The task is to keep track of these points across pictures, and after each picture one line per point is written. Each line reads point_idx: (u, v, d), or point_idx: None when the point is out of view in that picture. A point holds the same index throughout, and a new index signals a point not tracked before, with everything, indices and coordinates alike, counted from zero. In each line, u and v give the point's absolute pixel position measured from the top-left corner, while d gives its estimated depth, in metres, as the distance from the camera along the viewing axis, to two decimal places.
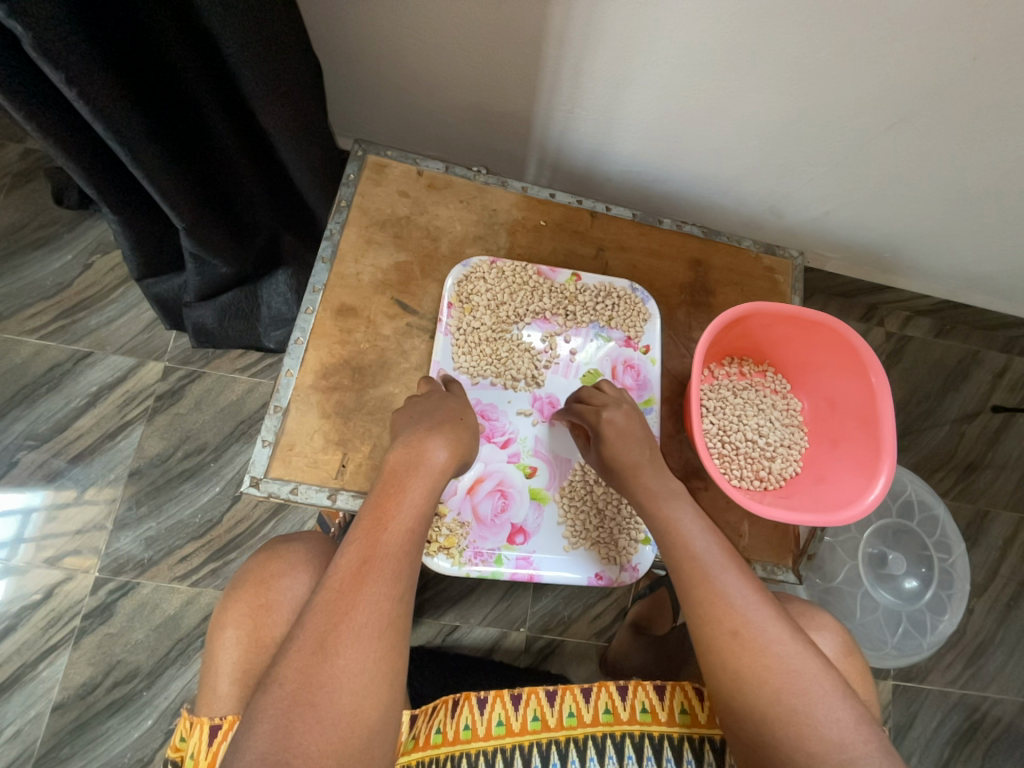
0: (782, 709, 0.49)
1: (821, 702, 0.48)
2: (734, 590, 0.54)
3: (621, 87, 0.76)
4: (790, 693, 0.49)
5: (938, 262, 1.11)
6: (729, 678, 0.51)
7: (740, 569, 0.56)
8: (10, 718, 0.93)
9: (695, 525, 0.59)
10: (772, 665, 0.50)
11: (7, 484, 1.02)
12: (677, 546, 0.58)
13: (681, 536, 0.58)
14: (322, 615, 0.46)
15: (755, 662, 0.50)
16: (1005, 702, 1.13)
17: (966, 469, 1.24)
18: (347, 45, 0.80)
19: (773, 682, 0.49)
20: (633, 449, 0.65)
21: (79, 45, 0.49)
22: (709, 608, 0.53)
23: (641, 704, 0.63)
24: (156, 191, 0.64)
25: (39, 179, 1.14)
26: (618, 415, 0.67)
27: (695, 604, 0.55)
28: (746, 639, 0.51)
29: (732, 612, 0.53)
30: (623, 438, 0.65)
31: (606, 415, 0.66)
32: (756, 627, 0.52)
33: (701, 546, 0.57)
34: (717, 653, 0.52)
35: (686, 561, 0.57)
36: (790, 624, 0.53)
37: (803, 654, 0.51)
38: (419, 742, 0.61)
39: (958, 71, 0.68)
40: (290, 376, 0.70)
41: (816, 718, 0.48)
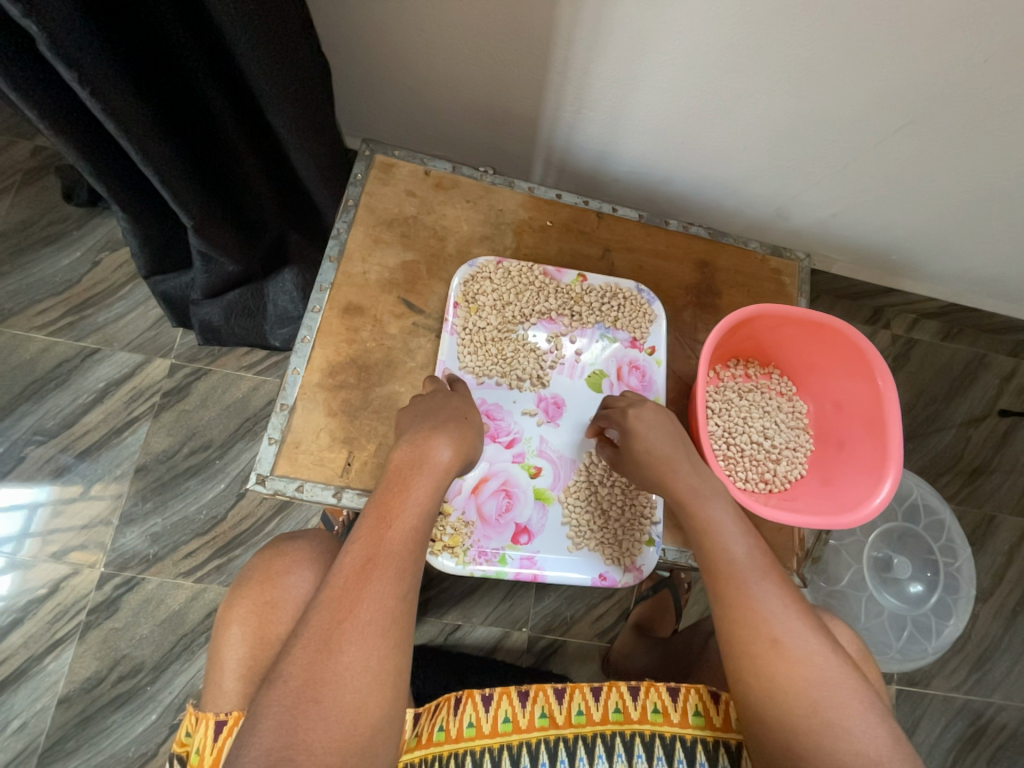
0: (815, 720, 0.48)
1: (856, 715, 0.48)
2: (773, 598, 0.53)
3: (628, 88, 0.76)
4: (826, 705, 0.49)
5: (945, 265, 1.11)
6: (763, 686, 0.51)
7: (777, 577, 0.55)
8: (15, 711, 0.94)
9: (735, 529, 0.58)
10: (809, 676, 0.50)
11: (15, 479, 1.03)
12: (712, 548, 0.57)
13: (718, 538, 0.57)
14: (326, 612, 0.47)
15: (793, 672, 0.50)
16: (1010, 708, 1.12)
17: (972, 474, 1.23)
18: (355, 45, 0.80)
19: (811, 693, 0.49)
20: (665, 443, 0.64)
21: (91, 43, 0.49)
22: (749, 615, 0.53)
23: (652, 704, 0.62)
24: (165, 190, 0.65)
25: (48, 177, 1.15)
26: (646, 412, 0.67)
27: (733, 610, 0.54)
28: (785, 649, 0.51)
29: (772, 621, 0.52)
30: (653, 432, 0.65)
31: (633, 411, 0.66)
32: (796, 638, 0.51)
33: (741, 551, 0.56)
34: (752, 660, 0.52)
35: (725, 565, 0.56)
36: (826, 635, 0.53)
37: (839, 667, 0.51)
38: (422, 740, 0.61)
39: (967, 73, 0.67)
40: (297, 374, 0.70)
41: (851, 731, 0.48)
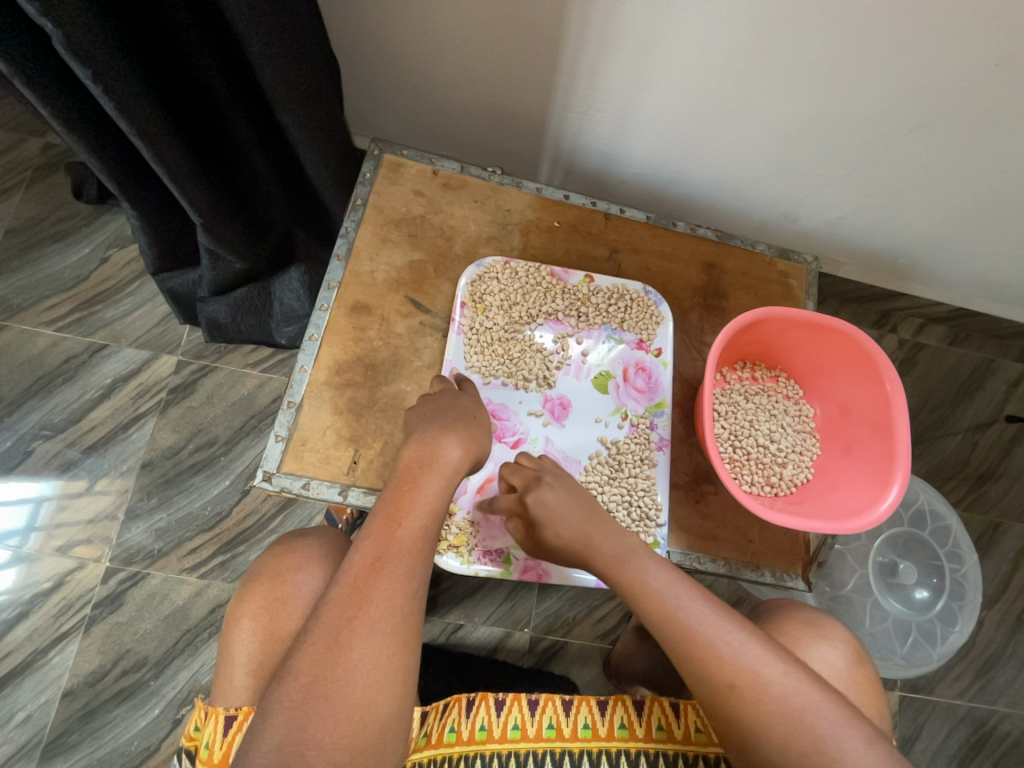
0: (792, 754, 0.47)
1: (829, 736, 0.47)
2: (718, 640, 0.52)
3: (636, 89, 0.76)
4: (799, 735, 0.47)
5: (953, 269, 1.10)
6: (738, 728, 0.50)
7: (715, 611, 0.54)
8: (20, 704, 0.94)
9: (661, 577, 0.57)
10: (774, 711, 0.49)
11: (21, 474, 1.04)
12: (645, 606, 0.56)
13: (646, 590, 0.56)
14: (337, 609, 0.47)
15: (758, 711, 0.49)
16: (1013, 716, 1.12)
17: (978, 479, 1.23)
18: (364, 44, 0.80)
19: (781, 727, 0.48)
20: (573, 519, 0.62)
21: (107, 43, 0.50)
22: (698, 663, 0.52)
23: (657, 722, 0.62)
24: (176, 187, 0.65)
25: (58, 174, 1.16)
26: (546, 491, 0.63)
27: (683, 662, 0.52)
28: (743, 688, 0.50)
29: (722, 664, 0.51)
30: (558, 512, 0.62)
31: (533, 499, 0.62)
32: (750, 673, 0.50)
33: (673, 601, 0.55)
34: (719, 706, 0.51)
35: (659, 623, 0.54)
36: (782, 657, 0.51)
37: (802, 690, 0.49)
38: (431, 740, 0.61)
39: (977, 77, 0.67)
40: (304, 372, 0.70)
41: (829, 754, 0.46)
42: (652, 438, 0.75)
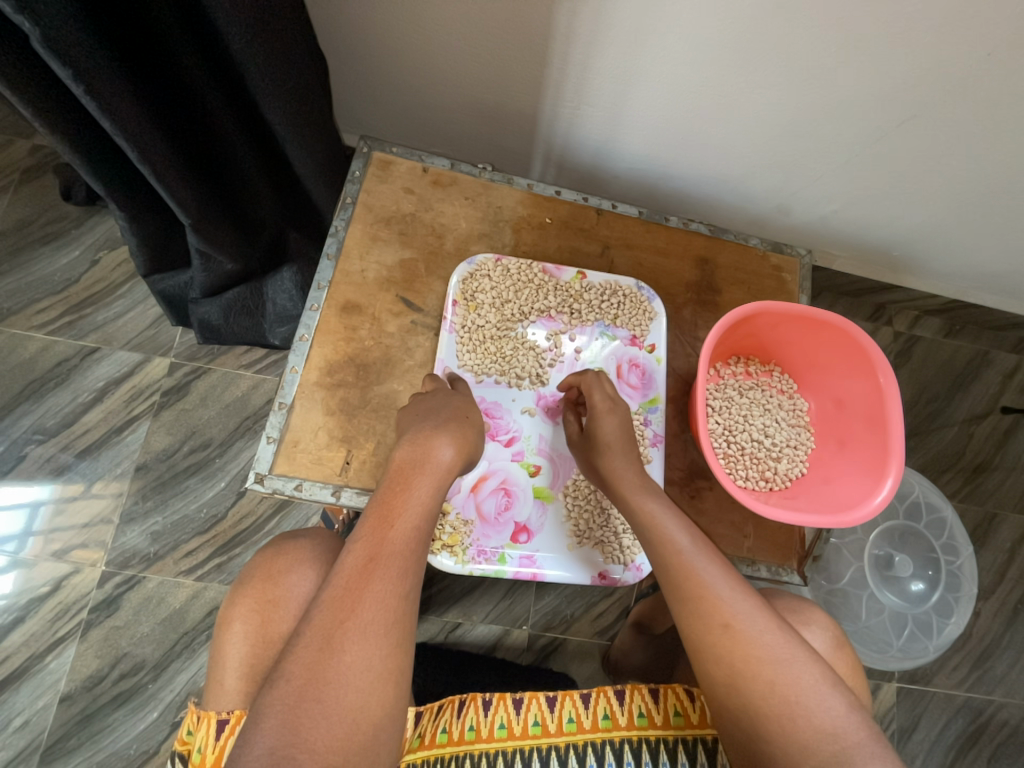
0: (774, 701, 0.48)
1: (811, 691, 0.48)
2: (719, 584, 0.54)
3: (627, 84, 0.76)
4: (782, 683, 0.49)
5: (947, 261, 1.10)
6: (723, 672, 0.51)
7: (723, 563, 0.56)
8: (18, 709, 0.94)
9: (677, 521, 0.59)
10: (763, 656, 0.50)
11: (15, 478, 1.03)
12: (656, 543, 0.58)
13: (662, 528, 0.59)
14: (329, 612, 0.46)
15: (747, 655, 0.50)
16: (1010, 705, 1.12)
17: (975, 471, 1.23)
18: (352, 41, 0.80)
19: (765, 674, 0.49)
20: (624, 440, 0.66)
21: (87, 41, 0.49)
22: (698, 602, 0.53)
23: (638, 709, 0.62)
24: (161, 186, 0.64)
25: (46, 176, 1.15)
26: (620, 409, 0.69)
27: (683, 598, 0.55)
28: (737, 632, 0.51)
29: (721, 606, 0.53)
30: (620, 433, 0.67)
31: (609, 408, 0.68)
32: (746, 619, 0.52)
33: (685, 540, 0.57)
34: (709, 646, 0.52)
35: (670, 557, 0.57)
36: (776, 615, 0.53)
37: (791, 644, 0.50)
38: (425, 741, 0.62)
39: (971, 68, 0.67)
40: (295, 372, 0.70)
41: (808, 707, 0.47)
42: (646, 434, 0.74)
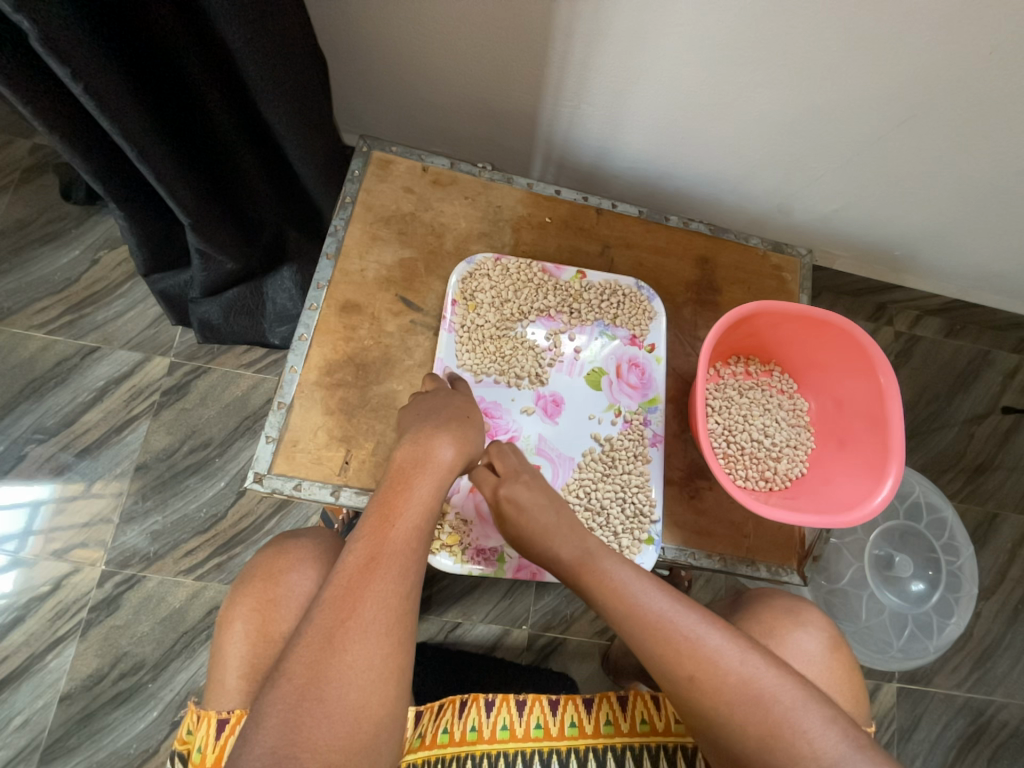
0: (754, 739, 0.48)
1: (788, 722, 0.48)
2: (677, 635, 0.52)
3: (627, 84, 0.76)
4: (757, 722, 0.48)
5: (948, 260, 1.10)
6: (700, 716, 0.51)
7: (677, 608, 0.54)
8: (18, 708, 0.94)
9: (624, 579, 0.57)
10: (734, 699, 0.49)
11: (15, 478, 1.03)
12: (606, 600, 0.57)
13: (613, 586, 0.57)
14: (330, 612, 0.46)
15: (719, 700, 0.50)
16: (1011, 706, 1.12)
17: (975, 471, 1.22)
18: (352, 41, 0.80)
19: (740, 714, 0.49)
20: (538, 521, 0.61)
21: (86, 42, 0.49)
22: (659, 656, 0.52)
23: (640, 715, 0.62)
24: (161, 186, 0.64)
25: (47, 175, 1.15)
26: (516, 490, 0.62)
27: (646, 653, 0.54)
28: (703, 680, 0.50)
29: (682, 659, 0.51)
30: (526, 514, 0.61)
31: (504, 494, 0.62)
32: (709, 664, 0.51)
33: (636, 594, 0.56)
34: (680, 696, 0.52)
35: (622, 615, 0.55)
36: (743, 645, 0.52)
37: (762, 677, 0.50)
38: (425, 741, 0.61)
39: (972, 66, 0.66)
40: (294, 372, 0.70)
41: (787, 739, 0.47)
42: (646, 434, 0.75)
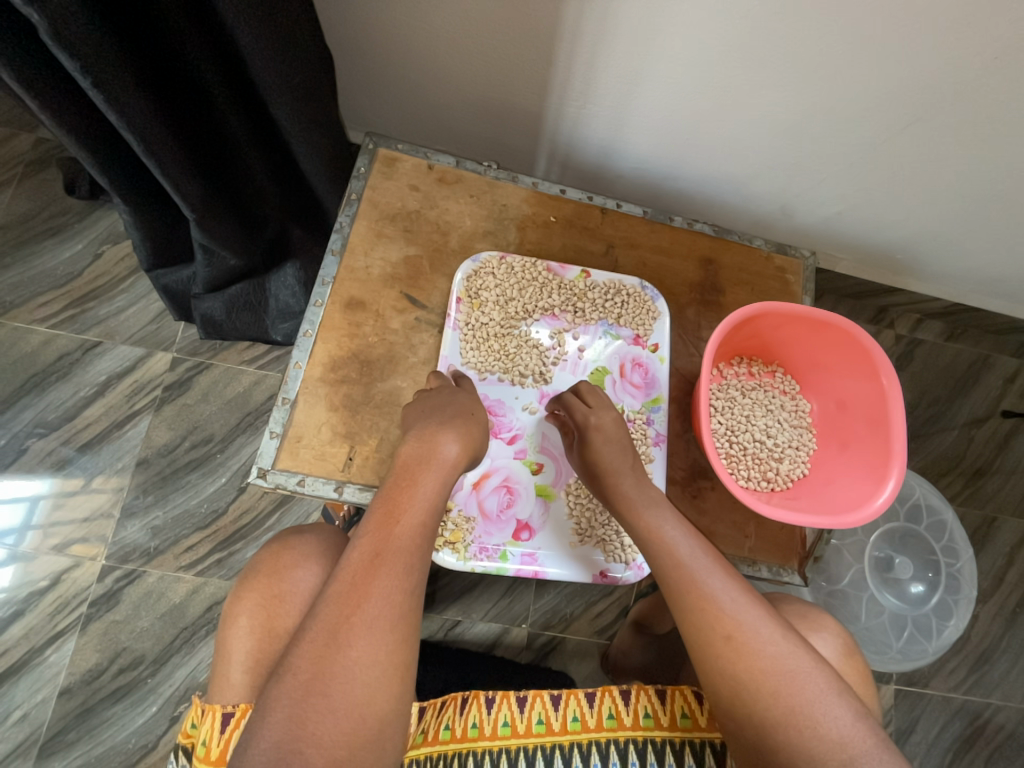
0: (780, 712, 0.48)
1: (817, 701, 0.48)
2: (723, 596, 0.54)
3: (633, 83, 0.75)
4: (786, 694, 0.48)
5: (949, 265, 1.10)
6: (727, 684, 0.51)
7: (727, 572, 0.56)
8: (17, 702, 0.94)
9: (678, 532, 0.59)
10: (768, 668, 0.50)
11: (15, 472, 1.03)
12: (658, 552, 0.59)
13: (665, 541, 0.59)
14: (335, 607, 0.46)
15: (751, 666, 0.50)
16: (1008, 710, 1.12)
17: (974, 474, 1.23)
18: (358, 38, 0.80)
19: (769, 685, 0.49)
20: (616, 455, 0.66)
21: (95, 36, 0.49)
22: (700, 613, 0.53)
23: (644, 709, 0.62)
24: (166, 180, 0.64)
25: (51, 169, 1.15)
26: (606, 421, 0.68)
27: (685, 610, 0.54)
28: (740, 643, 0.51)
29: (723, 617, 0.53)
30: (610, 445, 0.66)
31: (595, 421, 0.68)
32: (749, 630, 0.52)
33: (686, 551, 0.58)
34: (710, 657, 0.52)
35: (673, 569, 0.57)
36: (782, 624, 0.53)
37: (797, 654, 0.50)
38: (427, 737, 0.62)
39: (976, 70, 0.67)
40: (299, 368, 0.70)
41: (815, 717, 0.47)
42: (649, 433, 0.75)
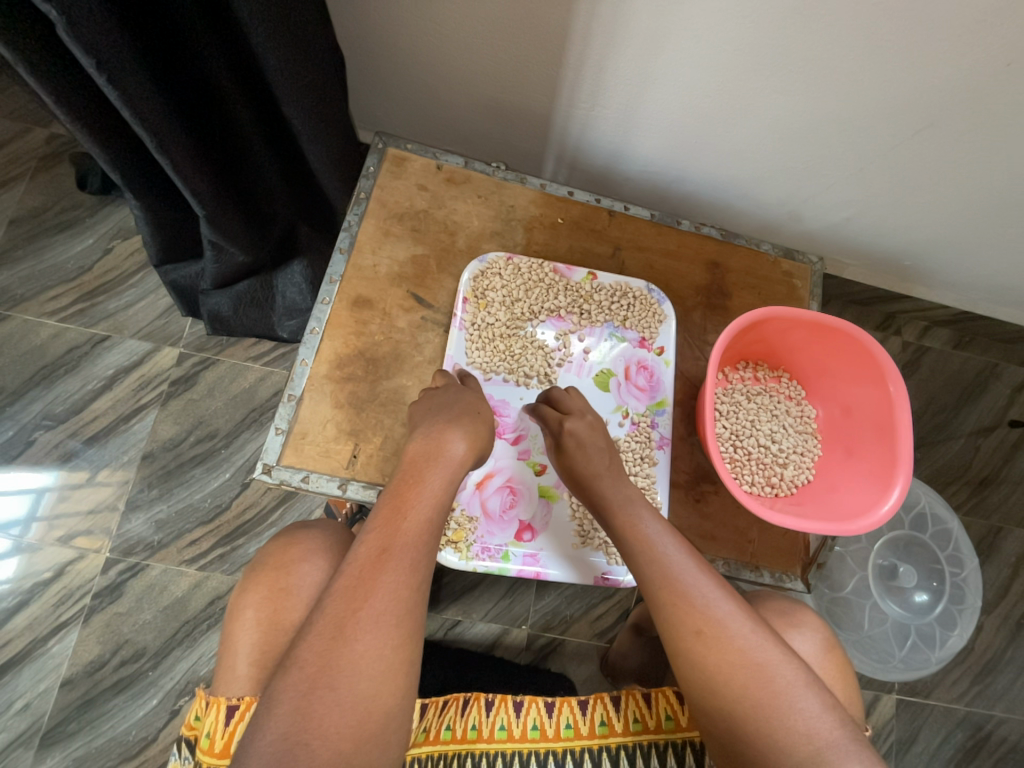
0: (749, 705, 0.48)
1: (787, 694, 0.48)
2: (694, 590, 0.53)
3: (642, 86, 0.75)
4: (755, 687, 0.49)
5: (958, 272, 1.10)
6: (700, 678, 0.51)
7: (699, 565, 0.56)
8: (19, 692, 0.95)
9: (654, 527, 0.59)
10: (737, 662, 0.50)
11: (22, 463, 1.04)
12: (633, 547, 0.59)
13: (641, 537, 0.59)
14: (340, 602, 0.46)
15: (722, 660, 0.50)
16: (1011, 722, 1.11)
17: (980, 484, 1.22)
18: (369, 38, 0.80)
19: (739, 678, 0.49)
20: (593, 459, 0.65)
21: (110, 32, 0.49)
22: (671, 608, 0.53)
23: (632, 714, 0.62)
24: (178, 177, 0.64)
25: (64, 164, 1.16)
26: (580, 426, 0.67)
27: (658, 605, 0.54)
28: (711, 638, 0.51)
29: (694, 612, 0.52)
30: (586, 450, 0.65)
31: (568, 426, 0.66)
32: (719, 625, 0.51)
33: (661, 546, 0.57)
34: (681, 651, 0.52)
35: (646, 565, 0.57)
36: (753, 617, 0.52)
37: (768, 648, 0.50)
38: (430, 736, 0.61)
39: (987, 77, 0.66)
40: (305, 365, 0.70)
41: (782, 709, 0.47)
42: (653, 436, 0.75)
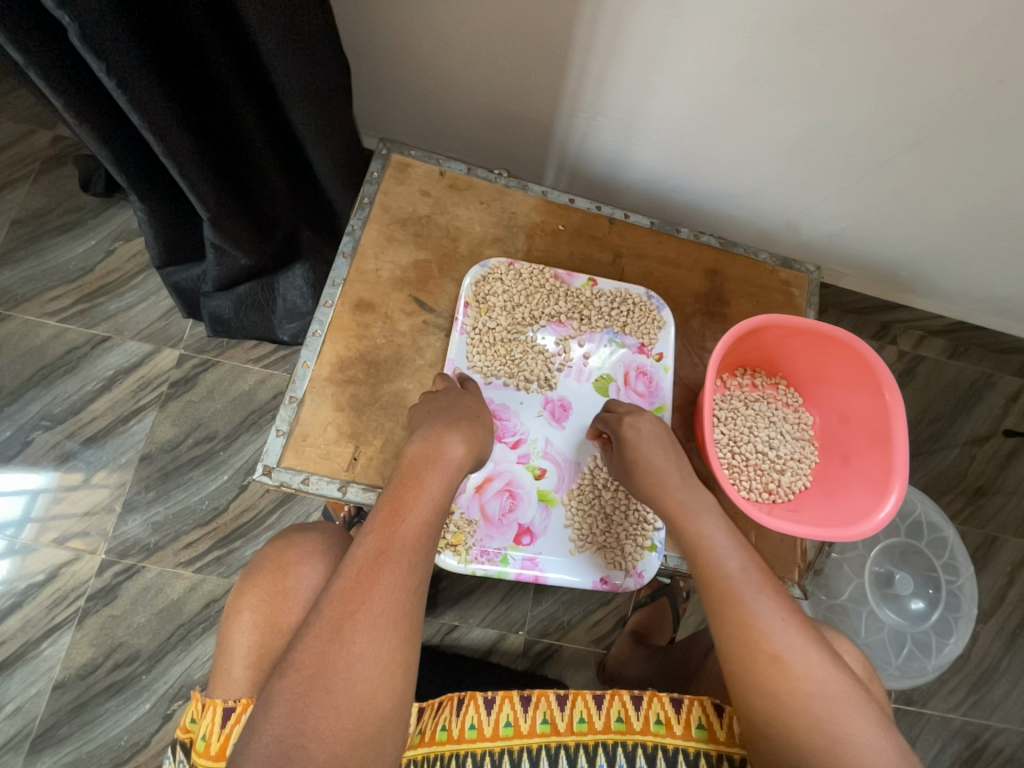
0: (821, 738, 0.48)
1: (861, 731, 0.48)
2: (771, 614, 0.54)
3: (643, 96, 0.77)
4: (830, 721, 0.49)
5: (952, 283, 1.11)
6: (768, 704, 0.51)
7: (773, 589, 0.56)
8: (10, 695, 0.94)
9: (726, 542, 0.59)
10: (813, 693, 0.50)
11: (18, 464, 1.04)
12: (708, 563, 0.58)
13: (715, 554, 0.59)
14: (338, 603, 0.47)
15: (796, 690, 0.50)
16: (1007, 732, 1.12)
17: (975, 493, 1.23)
18: (373, 46, 0.81)
19: (813, 709, 0.49)
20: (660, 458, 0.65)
21: (121, 38, 0.50)
22: (746, 631, 0.53)
23: (655, 715, 0.62)
24: (184, 181, 0.65)
25: (67, 166, 1.16)
26: (643, 423, 0.67)
27: (730, 625, 0.54)
28: (787, 666, 0.51)
29: (771, 637, 0.52)
30: (653, 451, 0.66)
31: (629, 420, 0.68)
32: (796, 654, 0.52)
33: (733, 565, 0.57)
34: (752, 674, 0.52)
35: (720, 582, 0.57)
36: (827, 650, 0.53)
37: (842, 683, 0.51)
38: (425, 737, 0.62)
39: (980, 90, 0.67)
40: (306, 367, 0.71)
41: (857, 747, 0.48)
42: None
